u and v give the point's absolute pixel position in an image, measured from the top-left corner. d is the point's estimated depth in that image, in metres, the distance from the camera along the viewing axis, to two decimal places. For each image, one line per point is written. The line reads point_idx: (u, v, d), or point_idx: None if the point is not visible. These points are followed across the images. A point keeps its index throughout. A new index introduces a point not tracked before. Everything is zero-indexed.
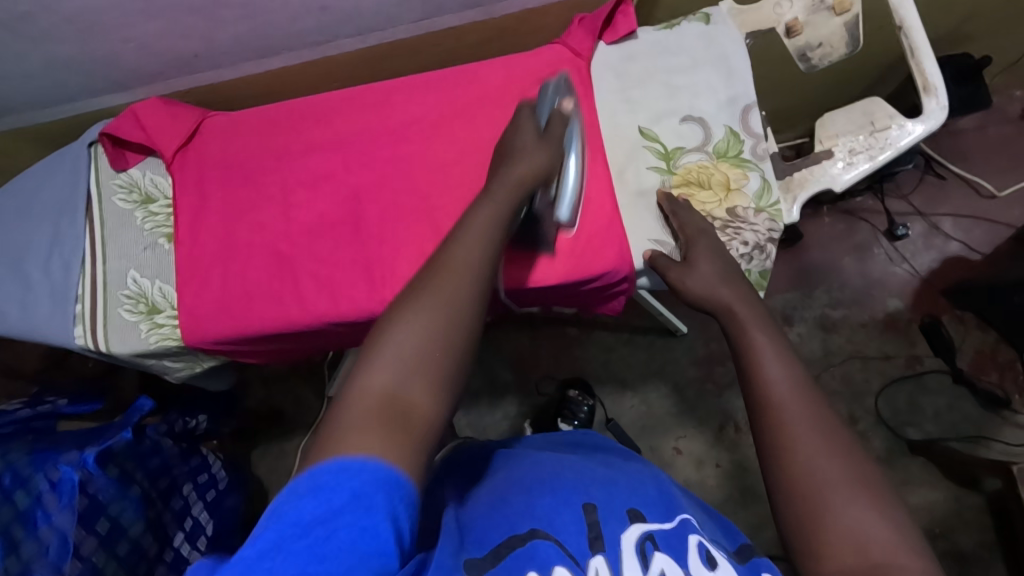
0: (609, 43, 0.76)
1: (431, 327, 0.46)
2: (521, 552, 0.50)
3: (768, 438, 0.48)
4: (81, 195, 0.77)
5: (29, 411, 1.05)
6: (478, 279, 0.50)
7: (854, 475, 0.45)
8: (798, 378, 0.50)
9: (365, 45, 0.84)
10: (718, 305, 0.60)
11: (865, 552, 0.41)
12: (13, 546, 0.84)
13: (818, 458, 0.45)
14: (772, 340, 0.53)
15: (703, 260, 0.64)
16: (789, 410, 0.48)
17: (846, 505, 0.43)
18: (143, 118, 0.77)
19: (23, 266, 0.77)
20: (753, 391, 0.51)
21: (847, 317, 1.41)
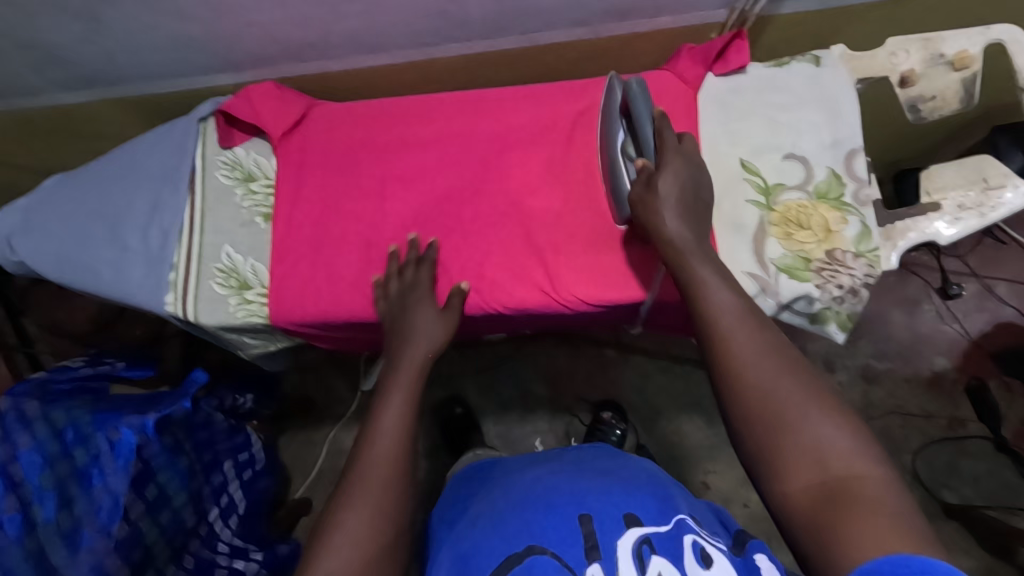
0: (718, 74, 0.77)
1: (369, 506, 0.56)
2: (519, 571, 0.52)
3: (737, 388, 0.52)
4: (185, 167, 0.80)
5: (90, 371, 1.10)
6: (399, 445, 0.60)
7: (814, 400, 0.51)
8: (750, 315, 0.56)
9: (468, 51, 0.86)
10: (668, 246, 0.62)
11: (824, 462, 0.48)
12: (66, 501, 0.90)
13: (781, 384, 0.51)
14: (717, 273, 0.59)
15: (666, 186, 0.64)
16: (737, 336, 0.54)
17: (808, 418, 0.49)
18: (256, 99, 0.79)
19: (121, 230, 0.79)
20: (717, 333, 0.55)
21: (891, 370, 1.40)
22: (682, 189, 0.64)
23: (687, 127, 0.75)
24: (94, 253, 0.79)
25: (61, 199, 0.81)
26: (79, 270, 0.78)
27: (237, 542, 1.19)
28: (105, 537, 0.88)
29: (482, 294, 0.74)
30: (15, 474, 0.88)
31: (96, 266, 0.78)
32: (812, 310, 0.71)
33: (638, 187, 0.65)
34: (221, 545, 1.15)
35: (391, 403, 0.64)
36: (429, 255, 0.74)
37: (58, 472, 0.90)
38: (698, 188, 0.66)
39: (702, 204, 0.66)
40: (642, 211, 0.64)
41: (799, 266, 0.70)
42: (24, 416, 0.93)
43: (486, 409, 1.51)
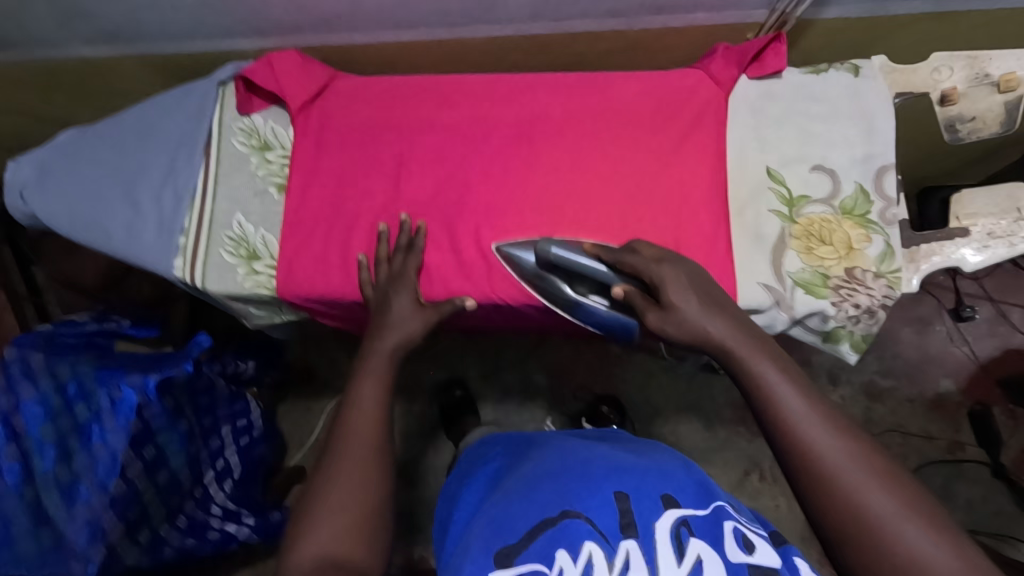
0: (752, 78, 0.74)
1: (353, 482, 0.56)
2: (551, 532, 0.52)
3: (817, 493, 0.46)
4: (203, 132, 0.79)
5: (95, 326, 1.10)
6: (378, 430, 0.60)
7: (905, 500, 0.44)
8: (827, 417, 0.48)
9: (498, 34, 0.84)
10: (715, 349, 0.53)
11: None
12: (66, 455, 0.92)
13: (860, 486, 0.44)
14: (783, 371, 0.50)
15: (682, 301, 0.55)
16: (822, 446, 0.46)
17: (906, 530, 0.42)
18: (278, 66, 0.78)
19: (135, 191, 0.78)
20: (792, 443, 0.47)
21: (895, 389, 1.38)
22: (698, 290, 0.56)
23: (716, 130, 0.73)
24: (107, 212, 0.78)
25: (77, 156, 0.80)
26: (90, 229, 0.78)
27: (230, 505, 1.20)
28: (101, 492, 0.90)
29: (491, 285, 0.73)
30: (19, 425, 0.91)
31: (107, 226, 0.78)
32: (825, 328, 0.70)
33: (654, 313, 0.57)
34: (215, 507, 1.16)
35: (366, 386, 0.63)
36: (418, 243, 0.73)
37: (60, 427, 0.92)
38: (706, 284, 0.57)
39: (726, 297, 0.57)
40: (664, 335, 0.56)
41: (817, 282, 0.69)
42: (28, 368, 0.95)
43: (485, 394, 1.51)
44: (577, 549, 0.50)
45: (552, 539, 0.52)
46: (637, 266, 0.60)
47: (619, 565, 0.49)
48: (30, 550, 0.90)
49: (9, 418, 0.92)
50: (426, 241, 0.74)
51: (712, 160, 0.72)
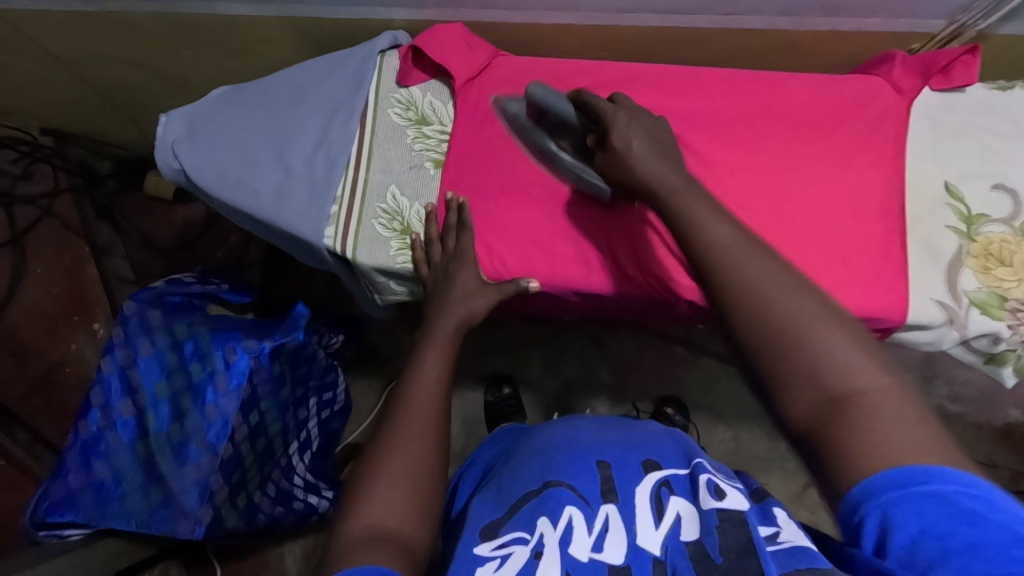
0: (936, 89, 0.73)
1: (411, 458, 0.54)
2: (536, 502, 0.55)
3: (729, 309, 0.47)
4: (360, 99, 0.78)
5: (200, 288, 1.08)
6: (438, 403, 0.59)
7: (824, 311, 0.44)
8: (746, 243, 0.49)
9: (659, 24, 0.81)
10: (645, 188, 0.57)
11: (827, 381, 0.42)
12: (181, 414, 0.92)
13: (780, 301, 0.45)
14: (708, 206, 0.52)
15: (625, 141, 0.60)
16: (736, 263, 0.47)
17: (820, 336, 0.43)
18: (445, 38, 0.77)
19: (285, 154, 0.77)
20: (711, 266, 0.49)
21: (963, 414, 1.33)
22: (645, 135, 0.60)
23: (895, 141, 0.72)
24: (256, 173, 0.77)
25: (228, 116, 0.79)
26: (238, 189, 0.77)
27: (310, 478, 1.13)
28: (212, 454, 0.90)
29: (652, 280, 0.72)
30: (135, 379, 0.95)
31: (256, 188, 0.77)
32: (992, 350, 0.70)
33: (599, 154, 0.62)
34: (297, 480, 1.11)
35: (430, 360, 0.63)
36: (466, 218, 0.73)
37: (176, 385, 0.93)
38: (654, 128, 0.61)
39: (673, 150, 0.61)
40: (614, 172, 0.61)
41: (993, 303, 0.68)
42: (147, 324, 0.97)
43: (547, 384, 1.48)
44: (557, 514, 0.52)
45: (537, 507, 0.54)
46: (597, 109, 0.63)
47: (597, 527, 0.52)
48: (140, 505, 0.91)
49: (126, 372, 0.96)
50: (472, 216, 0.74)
51: (888, 168, 0.71)
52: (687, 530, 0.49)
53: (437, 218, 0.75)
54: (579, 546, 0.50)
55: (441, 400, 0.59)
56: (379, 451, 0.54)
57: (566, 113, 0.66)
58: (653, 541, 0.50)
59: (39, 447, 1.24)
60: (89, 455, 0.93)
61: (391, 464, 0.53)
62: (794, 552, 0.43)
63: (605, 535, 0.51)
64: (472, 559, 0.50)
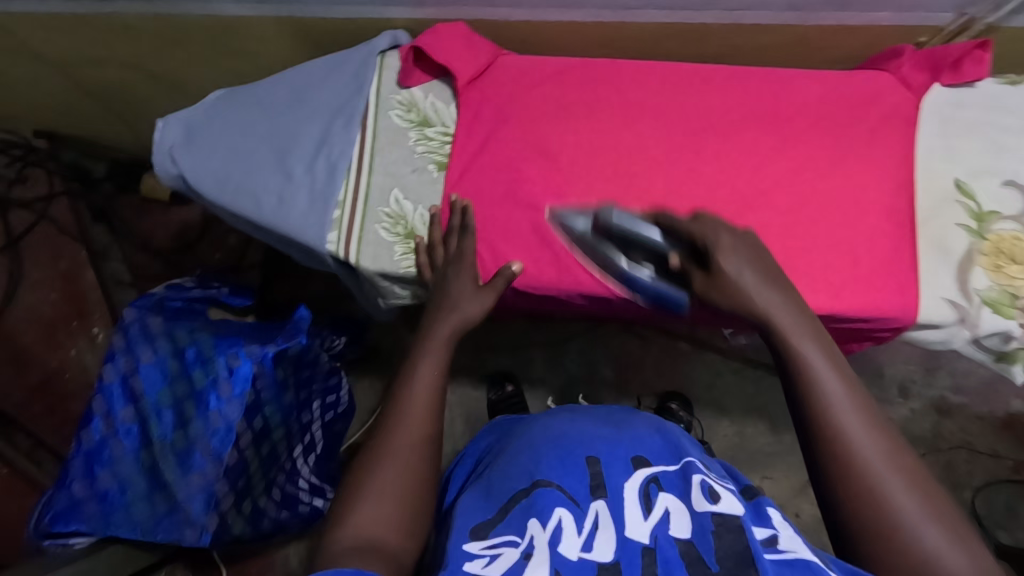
0: (946, 85, 0.72)
1: (402, 466, 0.53)
2: (524, 503, 0.53)
3: (837, 465, 0.48)
4: (360, 101, 0.76)
5: (200, 292, 1.07)
6: (433, 411, 0.57)
7: (925, 492, 0.47)
8: (859, 405, 0.50)
9: (663, 20, 0.80)
10: (761, 320, 0.56)
11: (923, 558, 0.44)
12: (185, 421, 0.92)
13: (882, 474, 0.47)
14: (825, 354, 0.52)
15: (732, 266, 0.57)
16: (849, 421, 0.49)
17: (917, 516, 0.45)
18: (447, 38, 0.76)
19: (287, 160, 0.76)
20: (824, 421, 0.50)
21: (965, 406, 1.31)
22: (751, 262, 0.57)
23: (904, 138, 0.71)
24: (258, 179, 0.75)
25: (228, 120, 0.78)
26: (240, 195, 0.75)
27: (314, 480, 1.13)
28: (216, 461, 0.90)
29: None
30: (138, 387, 0.94)
31: (258, 193, 0.75)
32: (1003, 348, 0.69)
33: (701, 279, 0.59)
34: (302, 482, 1.10)
35: (425, 360, 0.60)
36: (469, 223, 0.72)
37: (178, 392, 0.92)
38: (760, 251, 0.58)
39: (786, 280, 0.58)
40: (714, 298, 0.58)
41: (1004, 301, 0.67)
42: (147, 330, 0.96)
43: (550, 381, 1.47)
44: (546, 516, 0.51)
45: (525, 508, 0.53)
46: (692, 234, 0.59)
47: (587, 527, 0.50)
48: (146, 513, 0.91)
49: (127, 379, 0.94)
50: (477, 221, 0.74)
51: (899, 166, 0.70)
52: (677, 526, 0.49)
53: (441, 222, 0.74)
54: (570, 547, 0.48)
55: (435, 401, 0.58)
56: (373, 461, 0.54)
57: (654, 239, 0.62)
58: (641, 532, 0.49)
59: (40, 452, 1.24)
60: (93, 463, 0.92)
61: (380, 473, 0.53)
62: (796, 563, 0.45)
63: (595, 534, 0.50)
64: (461, 557, 0.49)
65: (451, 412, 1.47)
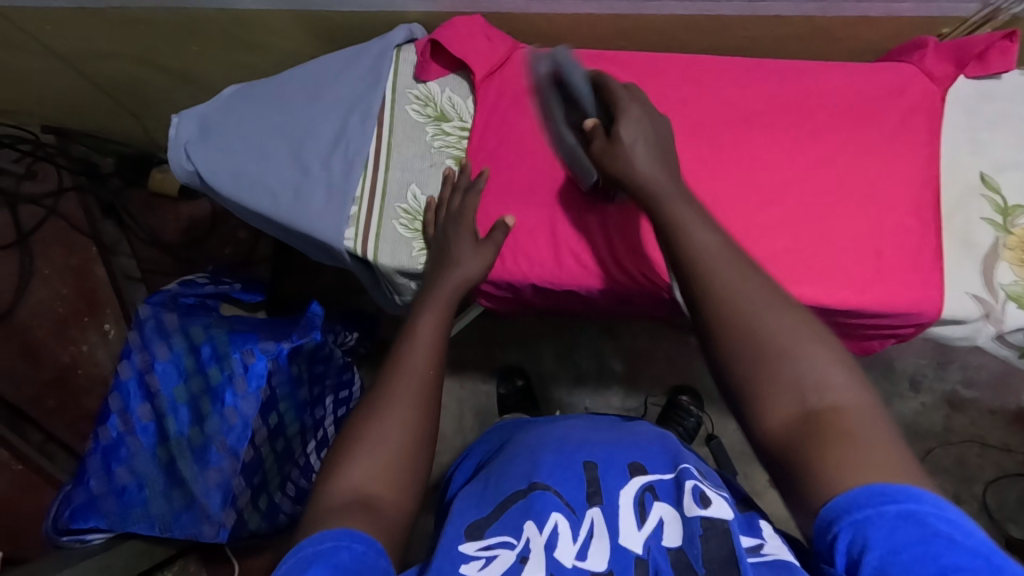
0: (970, 77, 0.71)
1: (398, 421, 0.52)
2: (521, 504, 0.53)
3: (714, 320, 0.48)
4: (377, 95, 0.76)
5: (213, 288, 1.07)
6: (432, 369, 0.57)
7: (807, 326, 0.47)
8: (729, 250, 0.51)
9: (682, 12, 0.78)
10: (636, 182, 0.57)
11: (809, 401, 0.44)
12: (201, 417, 0.92)
13: (765, 318, 0.47)
14: (695, 211, 0.54)
15: (628, 135, 0.59)
16: (722, 274, 0.49)
17: (800, 354, 0.45)
18: (463, 30, 0.75)
19: (304, 155, 0.75)
20: (697, 277, 0.50)
21: (977, 400, 1.30)
22: (651, 133, 0.59)
23: (928, 132, 0.70)
24: (275, 175, 0.75)
25: (242, 114, 0.77)
26: (256, 190, 0.75)
27: None
28: (233, 457, 0.90)
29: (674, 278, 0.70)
30: (154, 384, 0.94)
31: (275, 189, 0.75)
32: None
33: (600, 141, 0.60)
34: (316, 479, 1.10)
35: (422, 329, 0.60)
36: (479, 184, 0.73)
37: (194, 388, 0.92)
38: (661, 130, 0.61)
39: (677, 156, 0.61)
40: (608, 164, 0.60)
41: None
42: (163, 327, 0.96)
43: (560, 375, 1.46)
44: (543, 519, 0.51)
45: (521, 510, 0.52)
46: (611, 99, 0.62)
47: (582, 535, 0.50)
48: (162, 509, 0.91)
49: (144, 376, 0.95)
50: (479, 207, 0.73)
51: (922, 159, 0.69)
52: (668, 535, 0.49)
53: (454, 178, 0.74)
54: (564, 552, 0.48)
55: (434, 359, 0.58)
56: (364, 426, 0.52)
57: (583, 98, 0.62)
58: (635, 541, 0.49)
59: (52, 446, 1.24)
60: (110, 460, 0.93)
61: (378, 427, 0.52)
62: (775, 564, 0.45)
63: (590, 543, 0.49)
64: (457, 558, 0.49)
65: (461, 407, 1.46)
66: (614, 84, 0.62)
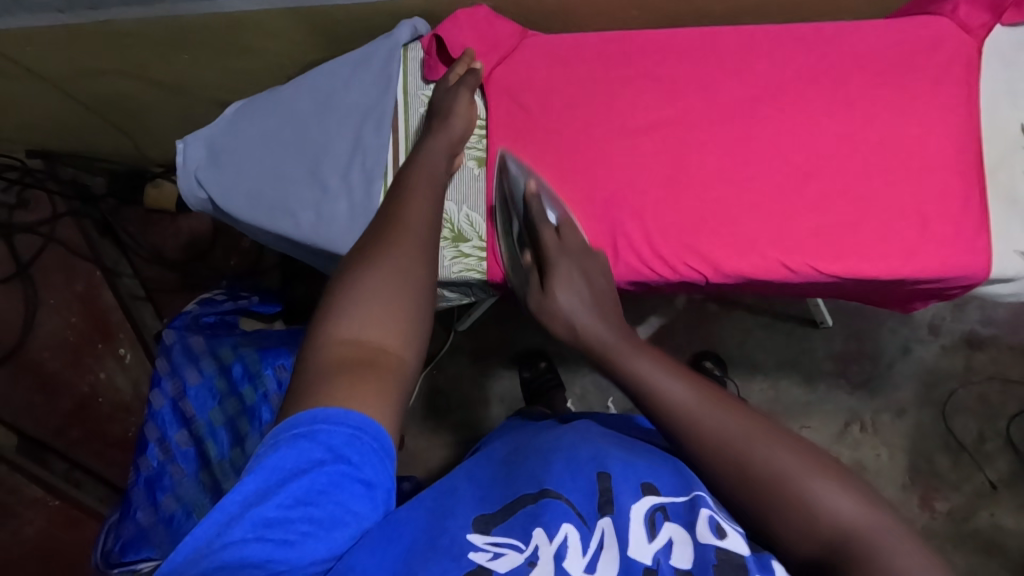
0: (1008, 24, 0.68)
1: (396, 274, 0.51)
2: (531, 509, 0.46)
3: (711, 467, 0.47)
4: (389, 101, 0.73)
5: (231, 304, 1.03)
6: (429, 225, 0.57)
7: (804, 457, 0.45)
8: (704, 395, 0.49)
9: None
10: (585, 337, 0.57)
11: (832, 531, 0.42)
12: (239, 437, 0.93)
13: (764, 456, 0.45)
14: (655, 360, 0.53)
15: (564, 294, 0.60)
16: (704, 420, 0.47)
17: (816, 487, 0.43)
18: (469, 25, 0.72)
19: (320, 171, 0.72)
20: (683, 433, 0.48)
21: (996, 337, 1.25)
22: (583, 283, 0.61)
23: (965, 87, 0.68)
24: (293, 195, 0.72)
25: (248, 132, 0.74)
26: (275, 213, 0.72)
27: None
28: None
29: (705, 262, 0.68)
30: (189, 409, 0.94)
31: (294, 210, 0.72)
32: None
33: (537, 293, 0.62)
34: None
35: (417, 199, 0.59)
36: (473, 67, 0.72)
37: (230, 409, 0.94)
38: (592, 279, 0.61)
39: (613, 301, 0.61)
40: (545, 317, 0.61)
41: None
42: (190, 350, 0.96)
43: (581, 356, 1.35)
44: (554, 527, 0.44)
45: (529, 517, 0.46)
46: (545, 245, 0.63)
47: (592, 545, 0.44)
48: None
49: (178, 403, 0.94)
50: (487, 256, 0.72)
51: (961, 115, 0.67)
52: (678, 554, 0.43)
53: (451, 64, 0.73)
54: (574, 564, 0.42)
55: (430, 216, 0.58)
56: (359, 292, 0.50)
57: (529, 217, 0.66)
58: (644, 552, 0.43)
59: (77, 474, 1.20)
60: (154, 490, 0.92)
61: (375, 274, 0.51)
62: None
63: (599, 553, 0.43)
64: (464, 544, 0.43)
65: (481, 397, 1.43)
66: (548, 229, 0.64)
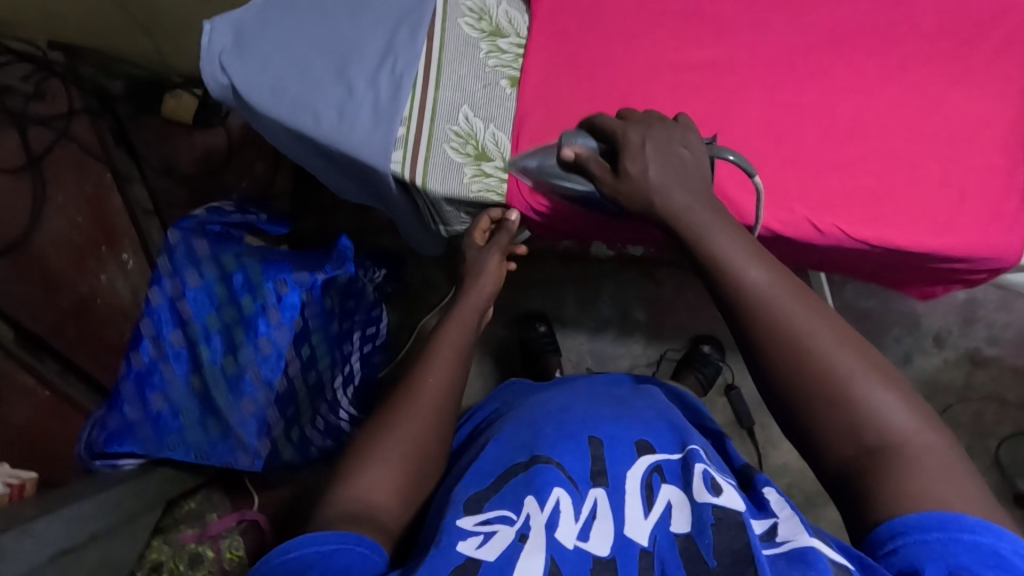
0: None
1: (405, 438, 0.51)
2: (522, 477, 0.49)
3: (764, 354, 0.45)
4: (428, 5, 0.70)
5: (240, 217, 0.99)
6: (449, 391, 0.55)
7: (875, 364, 0.43)
8: (786, 284, 0.46)
9: None
10: (665, 211, 0.53)
11: (865, 439, 0.41)
12: (235, 347, 0.91)
13: (829, 351, 0.43)
14: (734, 237, 0.49)
15: (656, 171, 0.54)
16: (778, 305, 0.45)
17: (870, 390, 0.42)
18: None
19: (348, 70, 0.70)
20: (748, 314, 0.46)
21: (1001, 357, 1.23)
22: (660, 157, 0.54)
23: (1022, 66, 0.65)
24: (318, 91, 0.70)
25: (279, 23, 0.72)
26: (297, 107, 0.70)
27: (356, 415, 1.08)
28: (267, 388, 0.91)
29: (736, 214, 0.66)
30: (186, 311, 0.92)
31: (316, 107, 0.70)
32: None
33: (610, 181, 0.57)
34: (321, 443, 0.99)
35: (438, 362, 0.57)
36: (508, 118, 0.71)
37: (228, 317, 0.92)
38: (679, 155, 0.55)
39: (703, 175, 0.55)
40: (626, 203, 0.56)
41: None
42: (193, 253, 0.93)
43: (582, 324, 1.30)
44: (546, 495, 0.47)
45: (522, 485, 0.49)
46: (609, 130, 0.58)
47: (584, 514, 0.46)
48: (197, 437, 0.92)
49: (176, 303, 0.93)
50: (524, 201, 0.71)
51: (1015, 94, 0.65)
52: (677, 520, 0.45)
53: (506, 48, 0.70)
54: (566, 532, 0.44)
55: (452, 373, 0.56)
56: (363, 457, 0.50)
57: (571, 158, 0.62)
58: (640, 532, 0.45)
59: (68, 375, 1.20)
60: (144, 387, 0.91)
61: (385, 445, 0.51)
62: (791, 553, 0.39)
63: (592, 522, 0.46)
64: (455, 534, 0.43)
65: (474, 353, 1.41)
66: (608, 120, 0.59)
